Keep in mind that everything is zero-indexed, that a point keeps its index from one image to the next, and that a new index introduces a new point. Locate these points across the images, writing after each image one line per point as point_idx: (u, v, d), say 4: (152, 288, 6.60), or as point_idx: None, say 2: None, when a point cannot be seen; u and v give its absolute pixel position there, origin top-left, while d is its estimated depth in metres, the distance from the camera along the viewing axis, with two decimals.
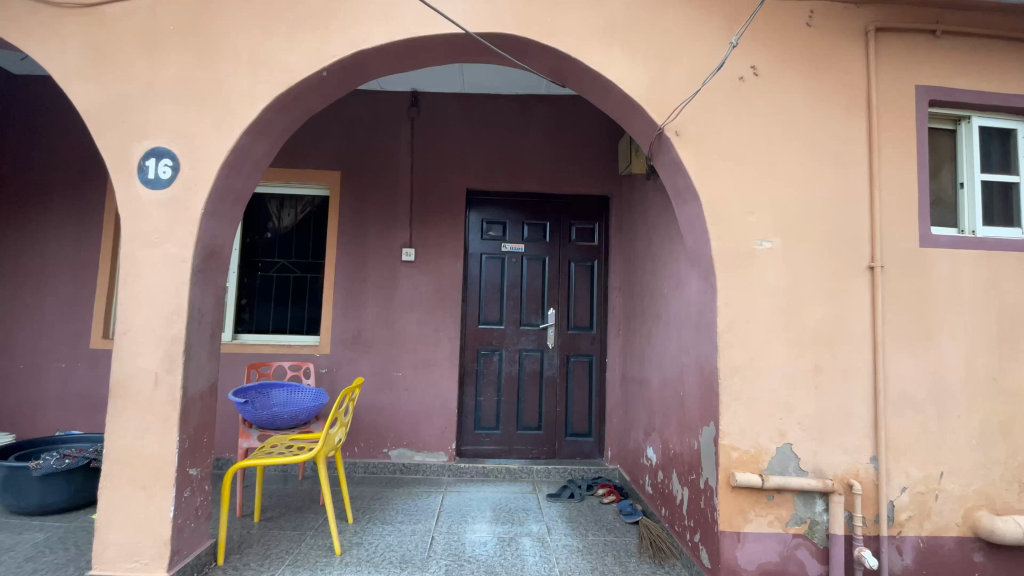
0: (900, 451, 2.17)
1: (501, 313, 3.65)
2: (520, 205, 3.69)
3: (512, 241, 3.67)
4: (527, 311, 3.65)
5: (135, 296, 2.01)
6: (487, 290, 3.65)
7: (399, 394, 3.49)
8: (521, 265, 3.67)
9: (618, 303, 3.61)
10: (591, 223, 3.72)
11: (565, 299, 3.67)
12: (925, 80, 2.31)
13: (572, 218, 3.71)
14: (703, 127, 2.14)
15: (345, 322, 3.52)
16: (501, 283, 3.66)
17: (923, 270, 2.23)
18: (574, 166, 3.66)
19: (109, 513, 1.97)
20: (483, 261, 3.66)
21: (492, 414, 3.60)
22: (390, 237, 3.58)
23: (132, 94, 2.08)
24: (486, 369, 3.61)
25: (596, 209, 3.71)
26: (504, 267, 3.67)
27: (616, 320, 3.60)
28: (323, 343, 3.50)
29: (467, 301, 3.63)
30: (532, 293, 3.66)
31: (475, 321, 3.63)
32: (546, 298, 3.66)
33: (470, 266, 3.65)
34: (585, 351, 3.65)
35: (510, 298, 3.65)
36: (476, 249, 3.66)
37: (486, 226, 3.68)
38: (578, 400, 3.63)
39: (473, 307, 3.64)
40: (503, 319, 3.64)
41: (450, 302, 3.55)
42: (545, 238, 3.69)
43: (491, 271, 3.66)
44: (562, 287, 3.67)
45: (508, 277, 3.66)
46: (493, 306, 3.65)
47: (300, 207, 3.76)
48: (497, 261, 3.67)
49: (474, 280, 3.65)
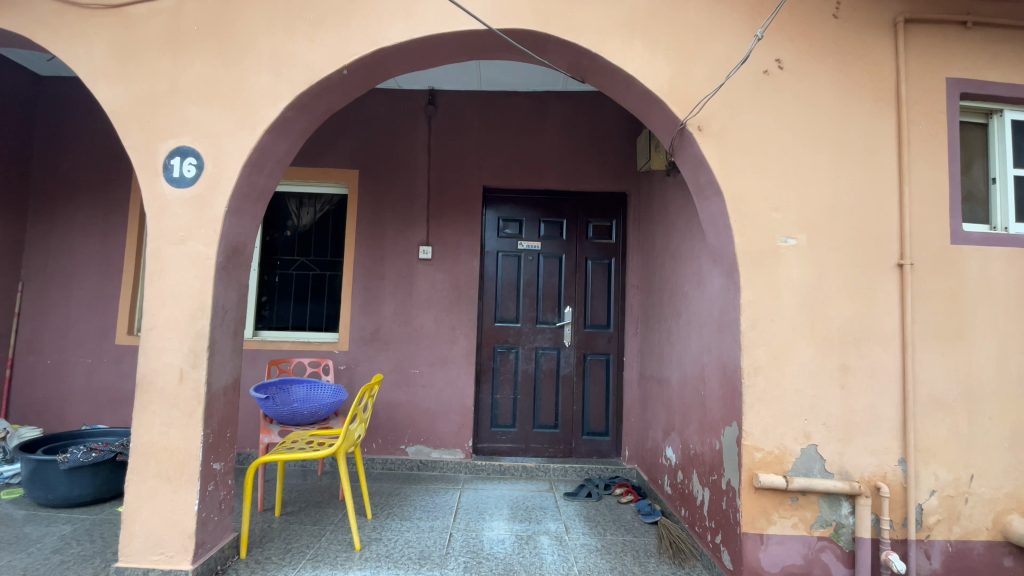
0: (930, 453, 2.12)
1: (518, 311, 3.64)
2: (536, 203, 3.68)
3: (528, 239, 3.67)
4: (544, 308, 3.64)
5: (161, 292, 2.05)
6: (504, 287, 3.65)
7: (416, 391, 3.50)
8: (537, 263, 3.66)
9: (636, 302, 3.57)
10: (608, 220, 3.69)
11: (582, 297, 3.65)
12: (956, 73, 2.25)
13: (589, 216, 3.68)
14: (726, 122, 2.11)
15: (363, 319, 3.54)
16: (517, 280, 3.65)
17: (954, 268, 2.17)
18: (592, 163, 3.63)
19: (135, 506, 2.01)
20: (500, 258, 3.66)
21: (509, 411, 3.59)
22: (408, 234, 3.59)
23: (158, 94, 2.11)
24: (502, 366, 3.61)
25: (613, 207, 3.69)
26: (521, 264, 3.66)
27: (634, 318, 3.56)
28: (341, 340, 3.52)
29: (483, 298, 3.63)
30: (548, 291, 3.65)
31: (492, 319, 3.63)
32: (563, 296, 3.64)
33: (487, 264, 3.65)
34: (603, 349, 3.62)
35: (527, 296, 3.64)
36: (493, 247, 3.66)
37: (502, 224, 3.68)
38: (595, 398, 3.61)
39: (490, 305, 3.63)
40: (519, 317, 3.64)
41: (467, 300, 3.55)
42: (562, 236, 3.67)
43: (508, 269, 3.66)
44: (579, 286, 3.65)
45: (524, 275, 3.65)
46: (509, 304, 3.64)
47: (319, 206, 3.81)
48: (513, 259, 3.66)
49: (491, 278, 3.65)
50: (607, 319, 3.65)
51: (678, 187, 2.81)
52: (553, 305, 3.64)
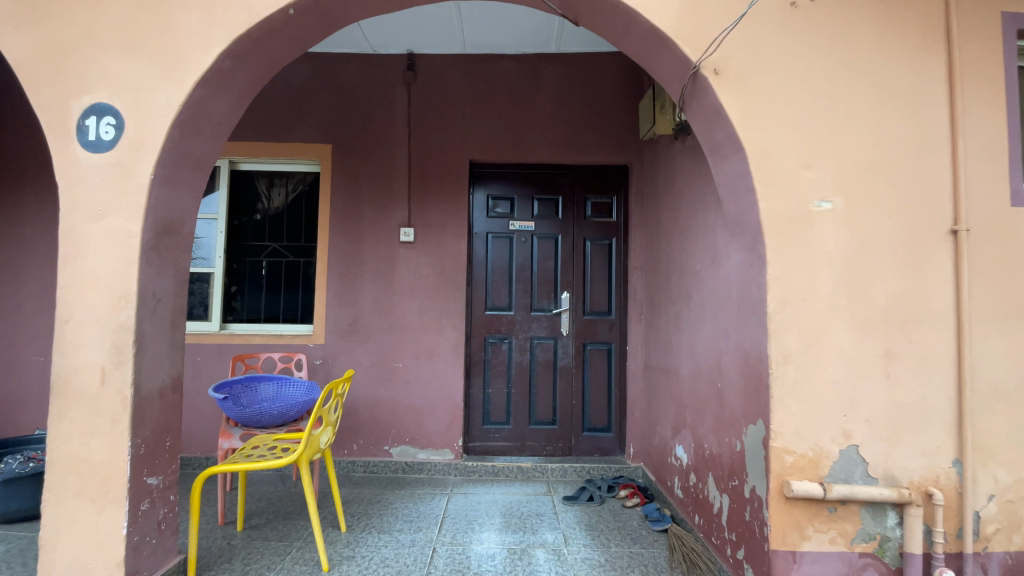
0: (988, 452, 1.80)
1: (510, 298, 3.32)
2: (529, 179, 3.35)
3: (521, 218, 3.34)
4: (539, 294, 3.32)
5: (79, 278, 1.73)
6: (494, 272, 3.32)
7: (399, 387, 3.18)
8: (531, 245, 3.33)
9: (638, 288, 3.24)
10: (608, 197, 3.36)
11: (580, 281, 3.32)
12: (1012, 6, 1.90)
13: (585, 192, 3.36)
14: (747, 64, 1.76)
15: (339, 308, 3.21)
16: (508, 264, 3.33)
17: (1013, 235, 1.84)
18: (589, 132, 3.28)
19: (54, 530, 1.70)
20: (490, 240, 3.33)
21: (502, 407, 3.28)
22: (388, 214, 3.25)
23: (70, 43, 1.77)
24: (495, 358, 3.29)
25: (613, 182, 3.36)
26: (514, 246, 3.33)
27: (637, 304, 3.24)
28: (316, 333, 3.20)
29: (472, 284, 3.31)
30: (544, 275, 3.32)
31: (482, 307, 3.31)
32: (558, 280, 3.33)
33: (476, 246, 3.32)
34: (603, 338, 3.31)
35: (520, 281, 3.32)
36: (482, 228, 3.33)
37: (492, 202, 3.35)
38: (596, 391, 3.31)
39: (479, 292, 3.31)
40: (511, 304, 3.31)
41: (454, 286, 3.22)
42: (557, 215, 3.35)
43: (500, 251, 3.33)
44: (577, 269, 3.33)
45: (517, 258, 3.32)
46: (501, 291, 3.32)
47: (291, 186, 3.48)
48: (505, 240, 3.33)
49: (480, 262, 3.32)
50: (607, 305, 3.33)
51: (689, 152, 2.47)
52: (548, 290, 3.32)
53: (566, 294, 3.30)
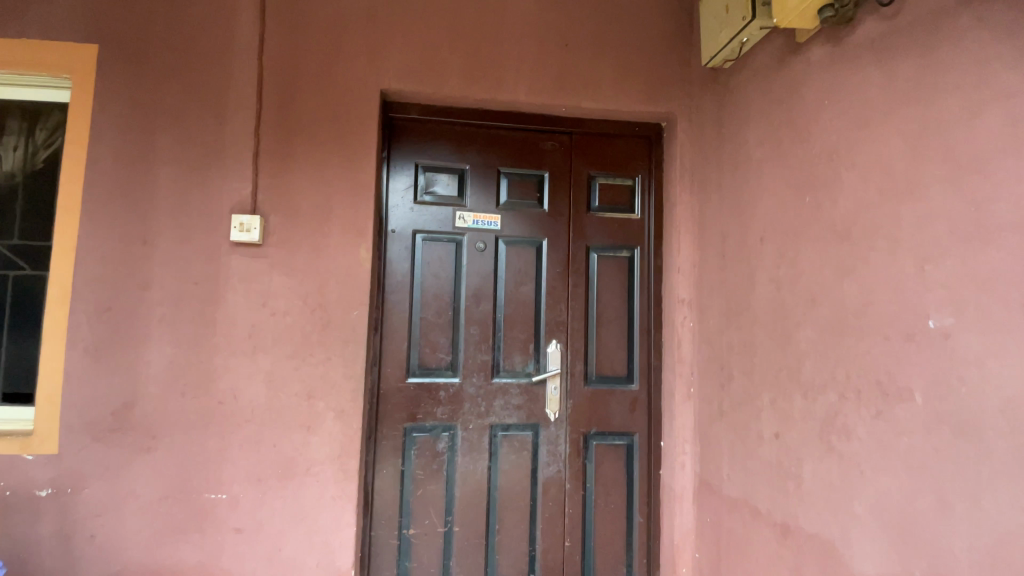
0: None
1: (453, 356, 1.78)
2: (492, 139, 1.86)
3: (477, 205, 1.83)
4: (507, 346, 1.81)
5: None
6: (425, 306, 1.77)
7: (219, 543, 1.52)
8: (494, 258, 1.83)
9: (685, 337, 1.77)
10: (627, 175, 1.91)
11: (579, 324, 1.84)
12: None
13: (589, 166, 1.89)
14: None
15: (92, 378, 1.52)
16: (452, 291, 1.80)
17: None
18: (603, 57, 1.82)
19: None
20: (418, 246, 1.79)
21: (434, 563, 1.71)
22: (211, 186, 1.60)
23: None
24: (421, 470, 1.72)
25: (636, 151, 1.91)
26: (463, 259, 1.81)
27: (682, 370, 1.76)
28: (40, 432, 1.50)
29: (381, 328, 1.73)
30: (517, 312, 1.83)
31: (401, 372, 1.73)
32: (541, 321, 1.84)
33: (391, 257, 1.76)
34: (619, 427, 1.83)
35: (474, 322, 1.79)
36: (405, 223, 1.78)
37: (424, 176, 1.82)
38: (606, 524, 1.80)
39: (395, 343, 1.73)
40: (456, 365, 1.78)
41: (340, 333, 1.59)
42: (541, 204, 1.87)
43: (434, 265, 1.79)
44: (575, 300, 1.85)
45: (467, 278, 1.80)
46: (438, 342, 1.77)
47: (38, 134, 1.80)
48: (446, 246, 1.81)
49: (398, 286, 1.76)
50: (625, 366, 1.85)
51: (891, 48, 1.05)
52: (523, 339, 1.82)
53: (554, 343, 1.82)
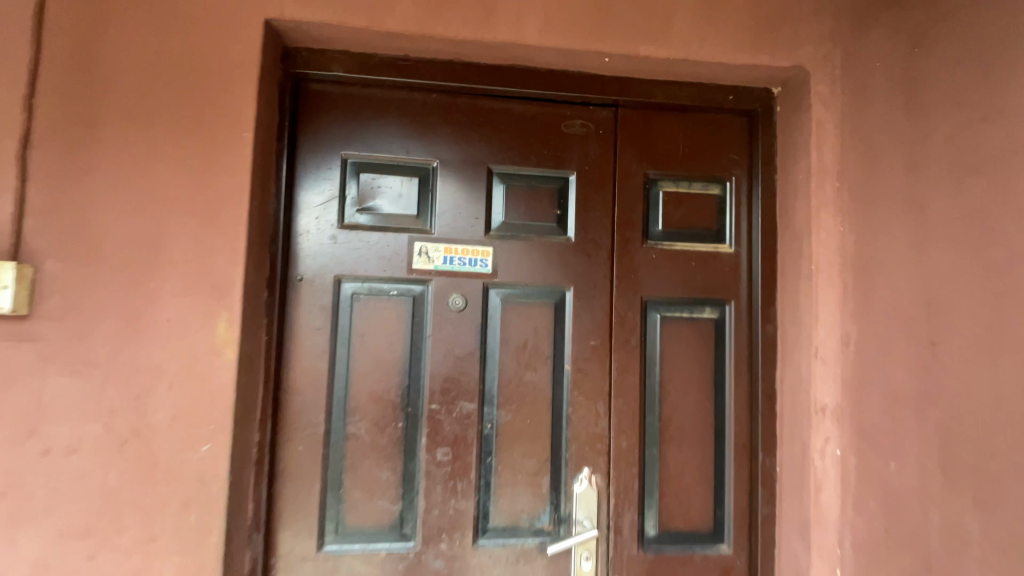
0: None
1: (406, 503, 0.99)
2: (479, 113, 1.05)
3: (451, 229, 1.03)
4: (503, 483, 1.02)
5: None
6: (356, 414, 0.98)
7: None
8: (482, 323, 1.02)
9: (826, 478, 0.97)
10: (711, 180, 1.11)
11: (631, 443, 1.04)
12: None
13: (648, 163, 1.09)
14: None
15: None
16: (407, 385, 1.00)
17: None
18: None
19: None
20: (346, 305, 0.99)
21: None
22: None
23: None
24: None
25: (727, 138, 1.11)
26: (426, 325, 1.01)
27: (822, 540, 0.96)
28: None
29: (273, 458, 0.95)
30: (523, 421, 1.02)
31: (308, 538, 0.95)
32: (565, 436, 1.03)
33: (294, 325, 0.97)
34: None
35: (444, 441, 0.99)
36: (320, 263, 0.98)
37: (358, 179, 1.01)
38: None
39: (298, 484, 0.96)
40: (411, 520, 0.99)
41: (175, 489, 0.83)
42: (565, 230, 1.06)
43: (375, 338, 0.99)
44: (624, 400, 1.04)
45: (432, 362, 1.00)
46: (377, 479, 0.98)
47: None
48: (396, 304, 1.00)
49: (306, 380, 0.97)
50: (708, 513, 1.06)
51: None
52: (530, 469, 1.02)
53: (585, 472, 1.03)
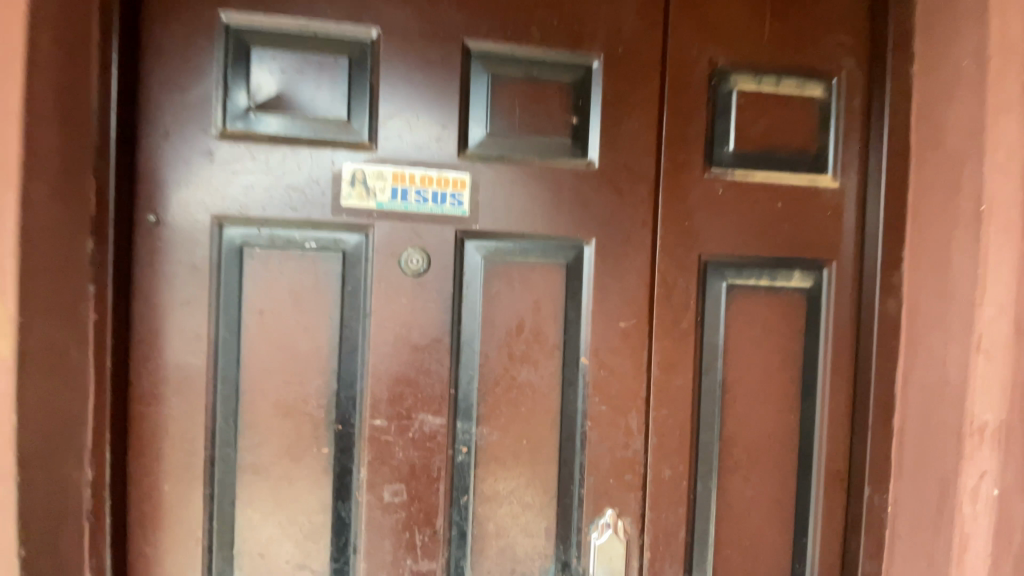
0: None
1: (338, 567, 0.64)
2: None
3: (403, 144, 0.64)
4: (486, 533, 0.67)
5: None
6: (254, 436, 0.62)
7: None
8: (453, 295, 0.65)
9: (979, 534, 0.58)
10: (809, 78, 0.72)
11: (678, 474, 0.70)
12: None
13: (714, 47, 0.70)
14: None
15: None
16: (335, 391, 0.63)
17: None
18: None
19: None
20: (233, 264, 0.62)
21: None
22: None
23: None
24: None
25: (836, 14, 0.72)
26: (364, 298, 0.64)
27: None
28: None
29: (122, 505, 0.60)
30: (516, 443, 0.67)
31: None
32: (580, 463, 0.68)
33: (152, 296, 0.61)
34: None
35: (396, 473, 0.65)
36: (193, 197, 0.62)
37: (250, 59, 0.62)
38: None
39: (167, 543, 0.61)
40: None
41: None
42: (584, 149, 0.68)
43: (281, 318, 0.62)
44: (668, 412, 0.69)
45: (373, 355, 0.63)
46: (291, 534, 0.63)
47: None
48: (315, 265, 0.63)
49: (173, 382, 0.61)
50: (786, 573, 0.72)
51: None
52: (527, 513, 0.68)
53: (609, 514, 0.69)
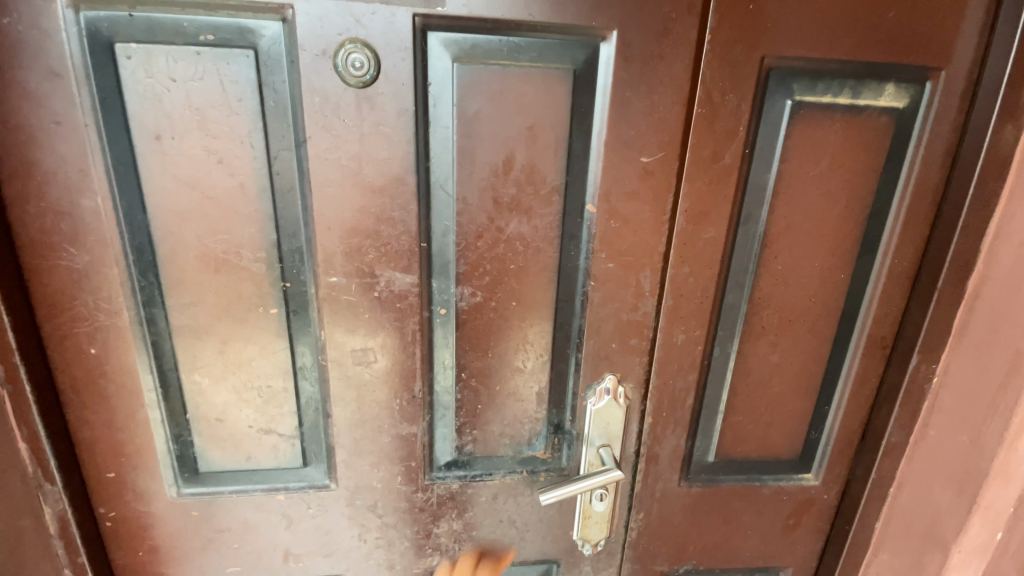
0: None
1: (307, 431, 0.58)
2: None
3: None
4: (472, 399, 0.59)
5: None
6: (184, 295, 0.51)
7: None
8: (416, 113, 0.47)
9: None
10: None
11: (694, 339, 0.59)
12: None
13: None
14: None
15: None
16: (275, 241, 0.50)
17: None
18: None
19: None
20: (105, 68, 0.45)
21: None
22: None
23: None
24: None
25: None
26: (294, 119, 0.47)
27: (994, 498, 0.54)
28: None
29: (48, 370, 0.53)
30: (504, 305, 0.56)
31: (150, 481, 0.58)
32: (580, 326, 0.57)
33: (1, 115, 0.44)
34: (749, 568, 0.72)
35: (362, 337, 0.54)
36: None
37: None
38: None
39: (111, 408, 0.55)
40: (318, 453, 0.59)
41: None
42: None
43: (187, 146, 0.47)
44: (691, 270, 0.56)
45: (316, 197, 0.49)
46: (248, 399, 0.56)
47: None
48: (219, 68, 0.45)
49: (67, 230, 0.48)
50: (798, 439, 0.66)
51: None
52: (514, 379, 0.59)
53: (609, 380, 0.59)
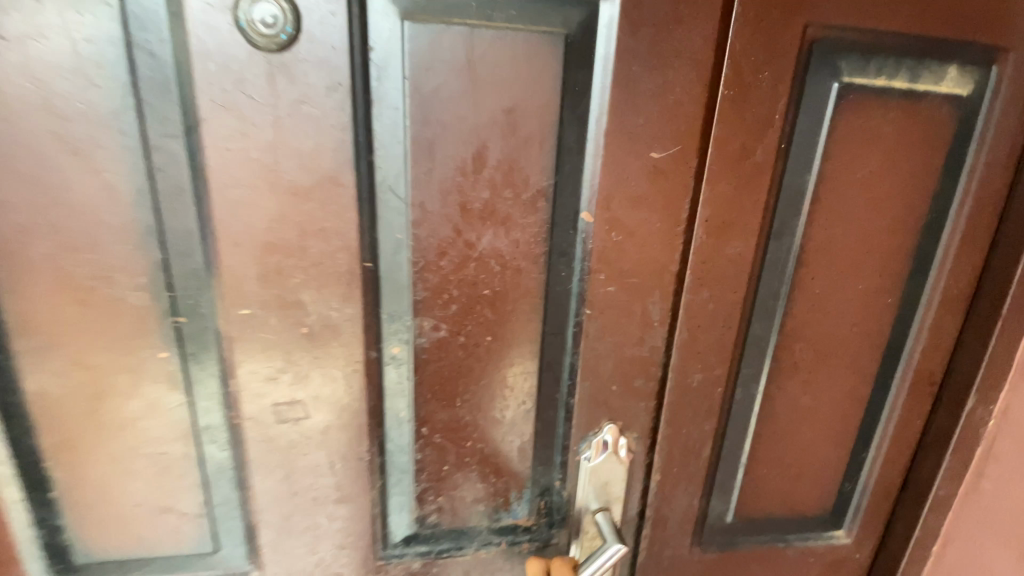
0: None
1: (220, 508, 0.44)
2: None
3: None
4: (436, 458, 0.47)
5: None
6: (37, 335, 0.37)
7: None
8: (352, 91, 0.35)
9: None
10: None
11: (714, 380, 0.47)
12: None
13: None
14: None
15: None
16: (161, 262, 0.37)
17: None
18: None
19: None
20: None
21: None
22: None
23: None
24: None
25: None
26: (181, 94, 0.34)
27: None
28: None
29: None
30: (475, 340, 0.43)
31: None
32: (572, 366, 0.45)
33: None
34: None
35: (287, 385, 0.41)
36: None
37: None
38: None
39: None
40: (235, 534, 0.45)
41: None
42: None
43: (25, 129, 0.33)
44: (710, 296, 0.45)
45: (215, 203, 0.36)
46: (136, 468, 0.42)
47: None
48: (67, 19, 0.32)
49: None
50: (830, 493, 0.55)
51: None
52: (489, 432, 0.47)
53: (608, 430, 0.48)
